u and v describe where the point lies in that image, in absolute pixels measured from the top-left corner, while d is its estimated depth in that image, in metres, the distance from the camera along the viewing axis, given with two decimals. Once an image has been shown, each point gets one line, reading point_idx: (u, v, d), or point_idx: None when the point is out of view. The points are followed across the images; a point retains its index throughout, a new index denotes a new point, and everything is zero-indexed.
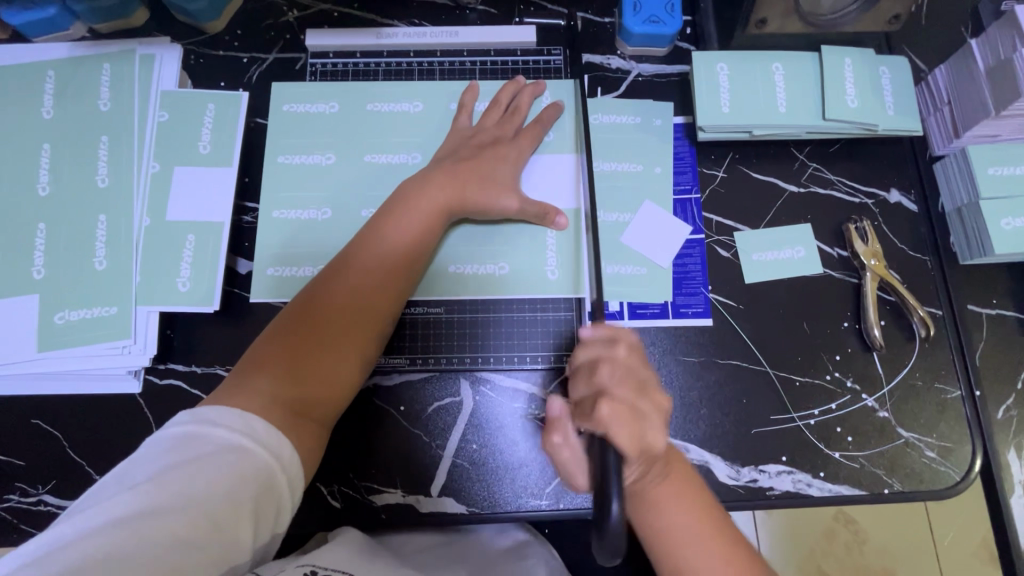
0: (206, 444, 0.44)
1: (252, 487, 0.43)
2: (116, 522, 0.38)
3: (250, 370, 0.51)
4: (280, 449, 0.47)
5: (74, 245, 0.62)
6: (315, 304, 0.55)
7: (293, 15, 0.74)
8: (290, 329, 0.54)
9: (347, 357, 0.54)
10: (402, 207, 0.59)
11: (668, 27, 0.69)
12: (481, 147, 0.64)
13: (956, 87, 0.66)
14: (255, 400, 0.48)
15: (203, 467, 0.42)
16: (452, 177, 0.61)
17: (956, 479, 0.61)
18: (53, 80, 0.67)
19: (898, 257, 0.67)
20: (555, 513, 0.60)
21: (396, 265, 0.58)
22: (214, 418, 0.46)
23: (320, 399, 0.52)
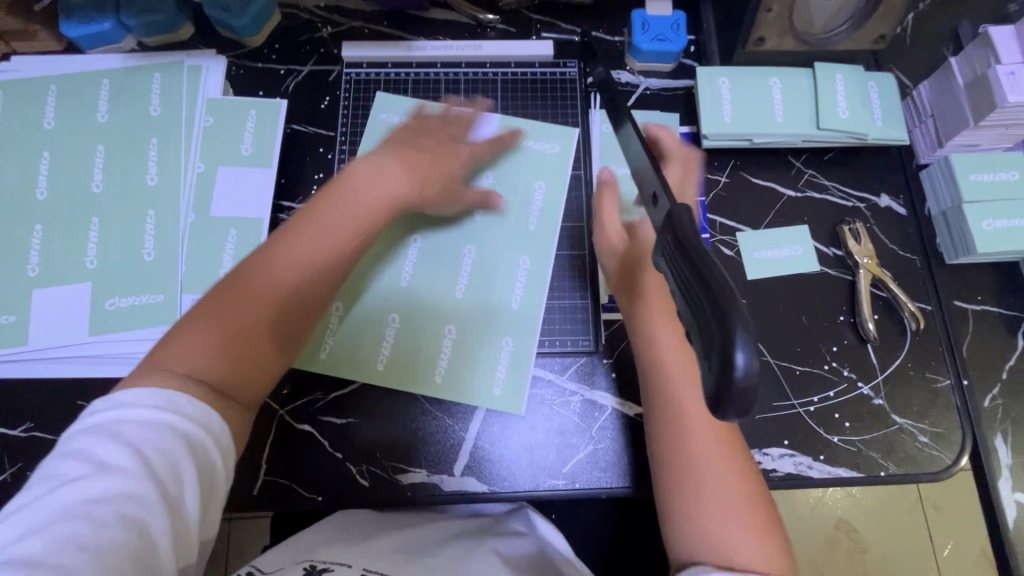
0: (132, 427, 0.43)
1: (186, 463, 0.43)
2: (54, 520, 0.39)
3: (176, 346, 0.49)
4: (210, 423, 0.46)
5: (125, 238, 0.67)
6: (242, 285, 0.53)
7: (327, 31, 0.80)
8: (226, 308, 0.52)
9: (277, 344, 0.54)
10: (349, 189, 0.59)
11: (674, 44, 0.75)
12: (439, 138, 0.67)
13: (938, 100, 0.72)
14: (175, 380, 0.47)
15: (137, 444, 0.42)
16: (409, 167, 0.62)
17: (947, 463, 0.65)
18: (107, 87, 0.73)
19: (889, 256, 0.72)
20: (572, 493, 0.64)
21: (311, 253, 0.55)
22: (136, 402, 0.44)
23: (244, 385, 0.51)
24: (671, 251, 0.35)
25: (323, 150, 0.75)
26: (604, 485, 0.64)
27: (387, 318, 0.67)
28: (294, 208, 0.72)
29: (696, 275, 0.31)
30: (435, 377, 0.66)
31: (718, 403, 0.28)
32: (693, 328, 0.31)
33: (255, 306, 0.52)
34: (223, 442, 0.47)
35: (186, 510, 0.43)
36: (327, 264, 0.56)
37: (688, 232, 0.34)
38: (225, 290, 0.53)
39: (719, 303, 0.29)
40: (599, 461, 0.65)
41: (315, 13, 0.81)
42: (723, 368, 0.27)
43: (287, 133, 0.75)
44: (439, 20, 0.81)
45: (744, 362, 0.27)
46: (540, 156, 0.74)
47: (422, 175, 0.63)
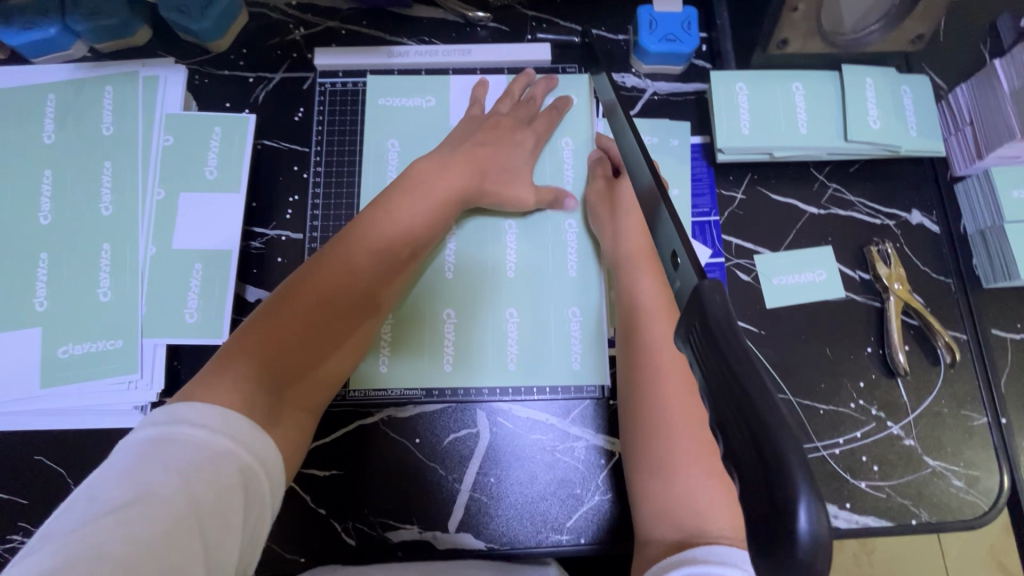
0: (186, 450, 0.37)
1: (237, 496, 0.37)
2: (87, 558, 0.32)
3: (238, 349, 0.46)
4: (265, 451, 0.41)
5: (77, 276, 0.60)
6: (309, 283, 0.50)
7: (300, 33, 0.72)
8: (294, 307, 0.49)
9: (343, 346, 0.51)
10: (414, 182, 0.58)
11: (685, 45, 0.67)
12: (501, 130, 0.64)
13: (979, 107, 0.65)
14: (241, 387, 0.43)
15: (188, 471, 0.36)
16: (470, 163, 0.61)
17: (984, 509, 0.60)
18: (54, 103, 0.65)
19: (920, 280, 0.66)
20: (578, 549, 0.59)
21: (383, 254, 0.54)
22: (196, 420, 0.39)
23: (307, 388, 0.48)
24: (697, 344, 0.29)
25: (298, 169, 0.68)
26: (612, 540, 0.59)
27: (443, 313, 0.63)
28: (267, 235, 0.65)
29: (733, 386, 0.25)
30: (505, 366, 0.62)
31: (765, 569, 0.22)
32: (728, 456, 0.25)
33: (325, 305, 0.50)
34: (275, 475, 0.41)
35: (229, 547, 0.37)
36: (395, 261, 0.55)
37: (719, 328, 0.28)
38: (290, 287, 0.50)
39: (767, 433, 0.23)
40: (606, 514, 0.59)
41: (286, 13, 0.73)
42: (781, 533, 0.22)
43: (257, 151, 0.68)
44: (424, 19, 0.72)
45: (806, 526, 0.21)
46: (551, 147, 0.68)
47: (486, 171, 0.61)
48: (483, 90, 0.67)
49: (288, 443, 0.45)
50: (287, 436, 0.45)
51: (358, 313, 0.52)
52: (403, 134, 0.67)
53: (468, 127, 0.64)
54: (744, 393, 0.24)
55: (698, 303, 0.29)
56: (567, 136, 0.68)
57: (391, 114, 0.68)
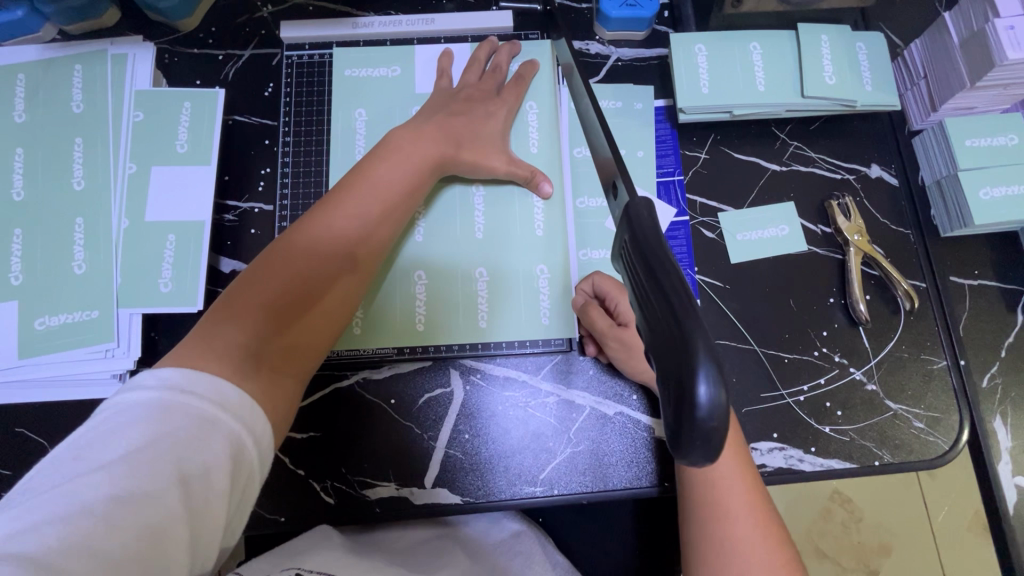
0: (174, 416, 0.36)
1: (223, 465, 0.36)
2: (72, 514, 0.31)
3: (222, 317, 0.45)
4: (255, 420, 0.39)
5: (52, 250, 0.61)
6: (293, 252, 0.50)
7: (267, 10, 0.73)
8: (278, 275, 0.48)
9: (330, 315, 0.51)
10: (388, 150, 0.58)
11: (645, 10, 0.69)
12: (469, 102, 0.65)
13: (931, 61, 0.66)
14: (228, 353, 0.42)
15: (176, 440, 0.35)
16: (442, 131, 0.61)
17: (945, 449, 0.62)
18: (24, 83, 0.66)
19: (881, 232, 0.68)
20: (550, 500, 0.60)
21: (366, 222, 0.54)
22: (181, 384, 0.38)
23: (297, 357, 0.47)
24: (631, 259, 0.30)
25: (269, 142, 0.69)
26: (584, 490, 0.61)
27: (417, 274, 0.64)
28: (239, 207, 0.66)
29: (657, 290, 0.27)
30: (477, 323, 0.64)
31: (679, 441, 0.26)
32: (654, 350, 0.28)
33: (307, 272, 0.49)
34: (266, 445, 0.40)
35: (214, 515, 0.36)
36: (377, 228, 0.54)
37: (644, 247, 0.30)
38: (273, 256, 0.49)
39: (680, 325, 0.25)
40: (577, 466, 0.61)
41: None
42: (687, 405, 0.25)
43: (228, 125, 0.69)
44: None
45: (706, 395, 0.24)
46: (521, 118, 0.68)
47: (459, 140, 0.62)
48: (448, 60, 0.68)
49: (276, 411, 0.44)
50: (274, 403, 0.44)
51: (342, 282, 0.51)
52: (371, 104, 0.68)
53: (438, 100, 0.65)
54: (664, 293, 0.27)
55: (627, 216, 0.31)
56: (533, 101, 0.69)
57: (357, 84, 0.69)
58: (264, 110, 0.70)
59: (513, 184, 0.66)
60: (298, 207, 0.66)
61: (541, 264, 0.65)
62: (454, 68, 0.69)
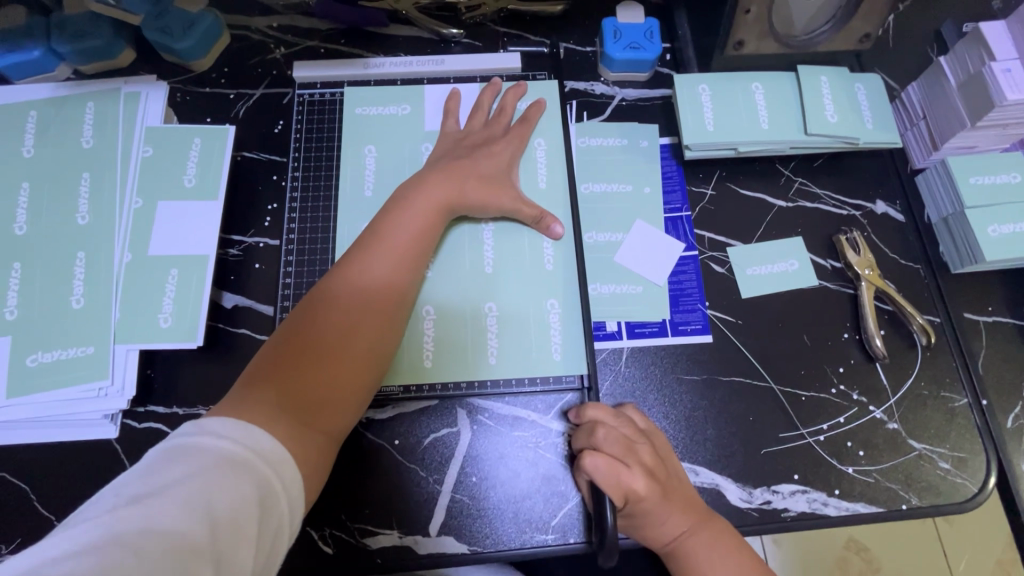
0: (205, 457, 0.39)
1: (254, 508, 0.38)
2: (105, 543, 0.33)
3: (255, 377, 0.47)
4: (284, 467, 0.42)
5: (50, 284, 0.60)
6: (317, 310, 0.52)
7: (280, 52, 0.75)
8: (302, 335, 0.50)
9: (357, 372, 0.51)
10: (400, 203, 0.59)
11: (648, 52, 0.71)
12: (477, 144, 0.66)
13: (930, 102, 0.68)
14: (259, 411, 0.44)
15: (214, 480, 0.38)
16: (449, 177, 0.61)
17: (973, 491, 0.59)
18: (35, 119, 0.67)
19: (890, 267, 0.67)
20: (565, 548, 0.57)
21: (385, 273, 0.55)
22: (219, 432, 0.41)
23: (324, 412, 0.48)
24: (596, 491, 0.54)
25: (277, 178, 0.69)
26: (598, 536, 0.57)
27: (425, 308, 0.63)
28: (244, 242, 0.66)
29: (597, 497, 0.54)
30: (487, 359, 0.62)
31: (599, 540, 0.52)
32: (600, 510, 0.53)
33: (334, 328, 0.51)
34: (292, 495, 0.42)
35: (239, 561, 0.37)
36: (397, 284, 0.55)
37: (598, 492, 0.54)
38: (299, 316, 0.52)
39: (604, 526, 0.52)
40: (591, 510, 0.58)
41: (267, 34, 0.76)
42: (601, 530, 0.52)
43: (236, 161, 0.69)
44: (400, 38, 0.77)
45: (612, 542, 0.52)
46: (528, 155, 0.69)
47: (466, 182, 0.62)
48: (456, 102, 0.69)
49: (309, 465, 0.46)
50: (307, 457, 0.45)
51: (367, 339, 0.52)
52: (380, 141, 0.69)
53: (446, 145, 0.66)
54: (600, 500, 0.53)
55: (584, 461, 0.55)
56: (541, 137, 0.70)
57: (367, 119, 0.70)
58: (273, 147, 0.70)
59: (520, 224, 0.66)
60: (305, 241, 0.66)
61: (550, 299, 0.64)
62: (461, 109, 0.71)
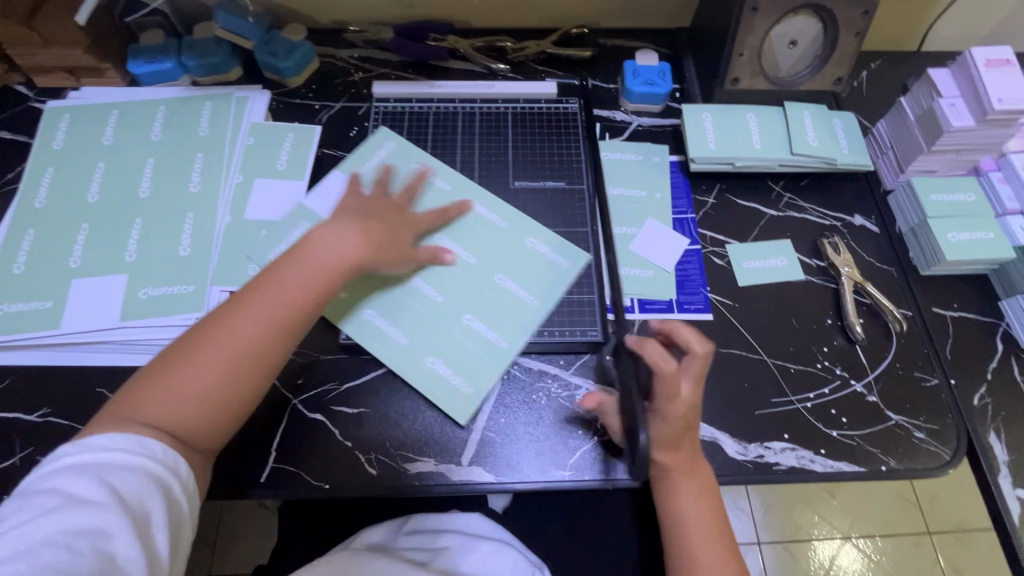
0: (105, 468, 0.48)
1: (156, 498, 0.48)
2: (40, 543, 0.43)
3: (139, 400, 0.53)
4: (177, 467, 0.51)
5: (163, 236, 0.73)
6: (207, 343, 0.55)
7: (359, 76, 0.92)
8: (189, 366, 0.55)
9: (237, 403, 0.56)
10: (306, 248, 0.62)
11: (661, 87, 0.87)
12: (386, 207, 0.71)
13: (895, 134, 0.82)
14: (137, 435, 0.50)
15: (119, 485, 0.47)
16: (366, 232, 0.65)
17: (946, 458, 0.67)
18: (163, 113, 0.82)
19: (867, 268, 0.78)
20: (579, 484, 0.65)
21: (280, 318, 0.58)
22: (100, 447, 0.49)
23: (202, 436, 0.54)
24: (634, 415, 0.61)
25: None
26: (611, 476, 0.65)
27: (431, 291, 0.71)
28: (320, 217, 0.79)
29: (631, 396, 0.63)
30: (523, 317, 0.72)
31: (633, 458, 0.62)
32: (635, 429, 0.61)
33: (223, 364, 0.55)
34: (185, 486, 0.52)
35: (156, 542, 0.47)
36: (284, 329, 0.58)
37: (639, 395, 0.63)
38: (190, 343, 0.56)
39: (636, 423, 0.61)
40: (603, 452, 0.66)
41: (349, 62, 0.94)
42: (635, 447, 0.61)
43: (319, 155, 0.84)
44: (457, 69, 0.94)
45: (638, 440, 0.60)
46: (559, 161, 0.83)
47: (379, 242, 0.66)
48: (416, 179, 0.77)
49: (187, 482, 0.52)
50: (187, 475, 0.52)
51: (247, 381, 0.56)
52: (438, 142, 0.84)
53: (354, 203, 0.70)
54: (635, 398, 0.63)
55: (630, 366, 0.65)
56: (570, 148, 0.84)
57: (372, 148, 0.82)
58: (349, 145, 0.85)
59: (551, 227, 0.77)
60: None
61: (515, 290, 0.73)
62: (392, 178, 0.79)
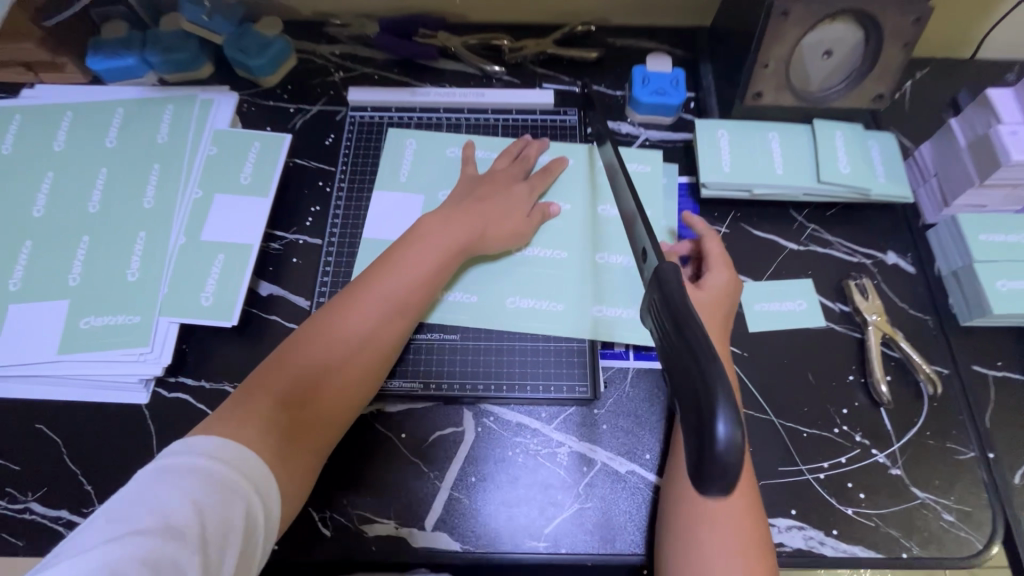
0: (198, 478, 0.45)
1: (239, 525, 0.45)
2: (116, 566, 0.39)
3: (253, 393, 0.54)
4: (264, 486, 0.48)
5: (110, 258, 0.66)
6: (318, 336, 0.57)
7: (339, 76, 0.84)
8: (304, 360, 0.56)
9: (346, 392, 0.57)
10: (415, 237, 0.64)
11: (672, 98, 0.77)
12: (495, 186, 0.69)
13: (941, 161, 0.71)
14: (251, 428, 0.50)
15: (209, 504, 0.44)
16: (469, 219, 0.65)
17: (979, 547, 0.58)
18: (120, 116, 0.76)
19: (899, 315, 0.69)
20: (555, 558, 0.58)
21: (388, 312, 0.60)
22: (214, 450, 0.47)
23: (313, 431, 0.55)
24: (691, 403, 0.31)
25: (322, 184, 0.76)
26: (590, 550, 0.58)
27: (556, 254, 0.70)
28: (286, 237, 0.72)
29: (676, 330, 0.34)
30: (502, 365, 0.65)
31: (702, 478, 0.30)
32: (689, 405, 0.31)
33: (337, 357, 0.57)
34: (269, 509, 0.48)
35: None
36: (393, 316, 0.60)
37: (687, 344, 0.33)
38: (302, 337, 0.58)
39: (702, 375, 0.31)
40: (582, 522, 0.59)
41: (330, 60, 0.85)
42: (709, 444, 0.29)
43: (289, 167, 0.76)
44: (447, 71, 0.84)
45: (722, 432, 0.29)
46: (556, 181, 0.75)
47: (481, 226, 0.66)
48: (530, 148, 0.75)
49: (295, 480, 0.52)
50: (293, 475, 0.52)
51: (359, 373, 0.58)
52: (419, 150, 0.76)
53: (465, 186, 0.70)
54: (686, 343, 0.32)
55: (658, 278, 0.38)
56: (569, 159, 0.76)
57: (397, 153, 0.76)
58: (322, 156, 0.77)
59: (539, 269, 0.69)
60: (345, 237, 0.71)
61: (541, 325, 0.67)
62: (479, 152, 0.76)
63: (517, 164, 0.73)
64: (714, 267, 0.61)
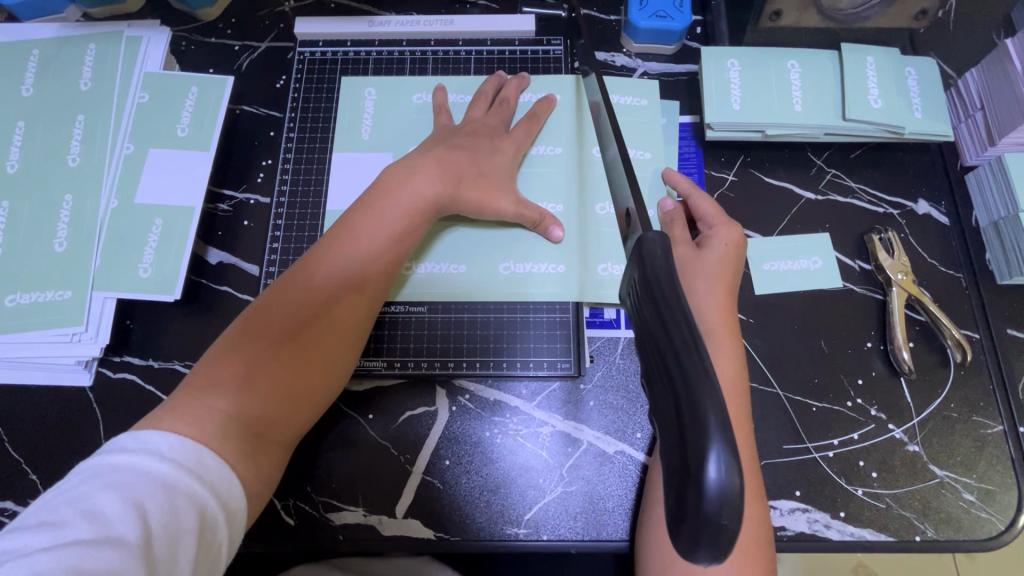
0: (140, 476, 0.38)
1: (191, 524, 0.37)
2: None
3: (206, 378, 0.46)
4: (226, 485, 0.41)
5: (35, 226, 0.59)
6: (280, 310, 0.50)
7: (289, 5, 0.72)
8: (264, 337, 0.48)
9: (318, 373, 0.50)
10: (383, 192, 0.55)
11: (676, 22, 0.65)
12: (476, 135, 0.60)
13: (990, 91, 0.61)
14: (205, 419, 0.43)
15: (154, 503, 0.36)
16: (444, 169, 0.56)
17: (1000, 529, 0.53)
18: (36, 59, 0.65)
19: (927, 273, 0.60)
20: (537, 546, 0.53)
21: (357, 278, 0.52)
22: (164, 450, 0.39)
23: (280, 419, 0.48)
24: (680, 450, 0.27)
25: (273, 134, 0.66)
26: (574, 537, 0.53)
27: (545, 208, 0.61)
28: (234, 198, 0.64)
29: (660, 325, 0.30)
30: (480, 338, 0.59)
31: (691, 541, 0.26)
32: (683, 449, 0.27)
33: (302, 332, 0.49)
34: (231, 507, 0.41)
35: None
36: (364, 283, 0.52)
37: (677, 363, 0.28)
38: (261, 311, 0.50)
39: (692, 406, 0.26)
40: (567, 508, 0.54)
41: None
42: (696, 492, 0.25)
43: (234, 115, 0.67)
44: None
45: (715, 476, 0.25)
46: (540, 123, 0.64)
47: (457, 177, 0.57)
48: (512, 89, 0.64)
49: (262, 475, 0.45)
50: (259, 469, 0.45)
51: (330, 348, 0.51)
52: (381, 91, 0.66)
53: (439, 135, 0.60)
54: (673, 354, 0.28)
55: (640, 254, 0.33)
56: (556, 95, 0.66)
57: (357, 102, 0.66)
58: (273, 102, 0.68)
59: (519, 226, 0.61)
60: (298, 196, 0.63)
61: (522, 293, 0.59)
62: (453, 95, 0.66)
63: (494, 111, 0.63)
64: (722, 226, 0.53)
